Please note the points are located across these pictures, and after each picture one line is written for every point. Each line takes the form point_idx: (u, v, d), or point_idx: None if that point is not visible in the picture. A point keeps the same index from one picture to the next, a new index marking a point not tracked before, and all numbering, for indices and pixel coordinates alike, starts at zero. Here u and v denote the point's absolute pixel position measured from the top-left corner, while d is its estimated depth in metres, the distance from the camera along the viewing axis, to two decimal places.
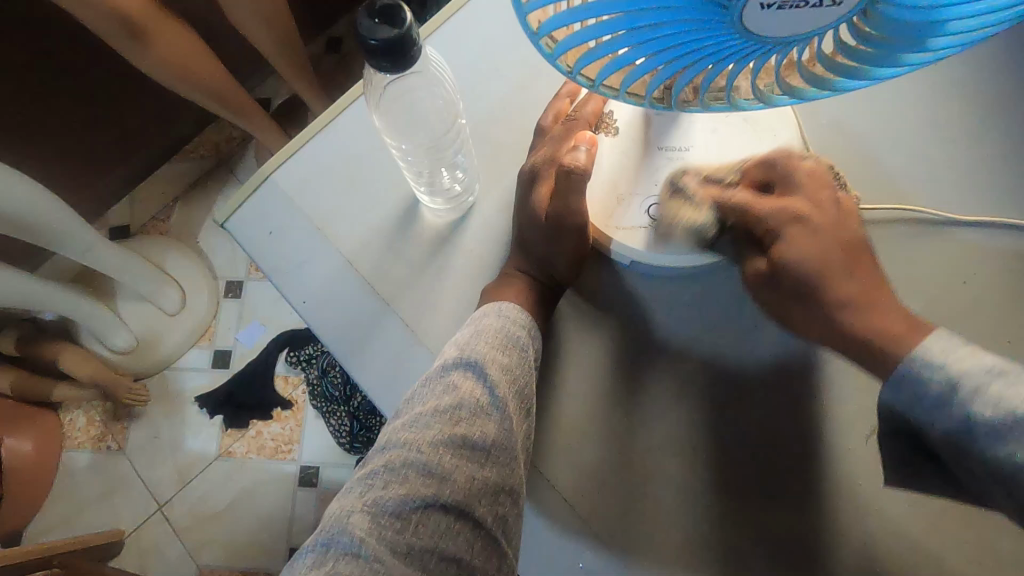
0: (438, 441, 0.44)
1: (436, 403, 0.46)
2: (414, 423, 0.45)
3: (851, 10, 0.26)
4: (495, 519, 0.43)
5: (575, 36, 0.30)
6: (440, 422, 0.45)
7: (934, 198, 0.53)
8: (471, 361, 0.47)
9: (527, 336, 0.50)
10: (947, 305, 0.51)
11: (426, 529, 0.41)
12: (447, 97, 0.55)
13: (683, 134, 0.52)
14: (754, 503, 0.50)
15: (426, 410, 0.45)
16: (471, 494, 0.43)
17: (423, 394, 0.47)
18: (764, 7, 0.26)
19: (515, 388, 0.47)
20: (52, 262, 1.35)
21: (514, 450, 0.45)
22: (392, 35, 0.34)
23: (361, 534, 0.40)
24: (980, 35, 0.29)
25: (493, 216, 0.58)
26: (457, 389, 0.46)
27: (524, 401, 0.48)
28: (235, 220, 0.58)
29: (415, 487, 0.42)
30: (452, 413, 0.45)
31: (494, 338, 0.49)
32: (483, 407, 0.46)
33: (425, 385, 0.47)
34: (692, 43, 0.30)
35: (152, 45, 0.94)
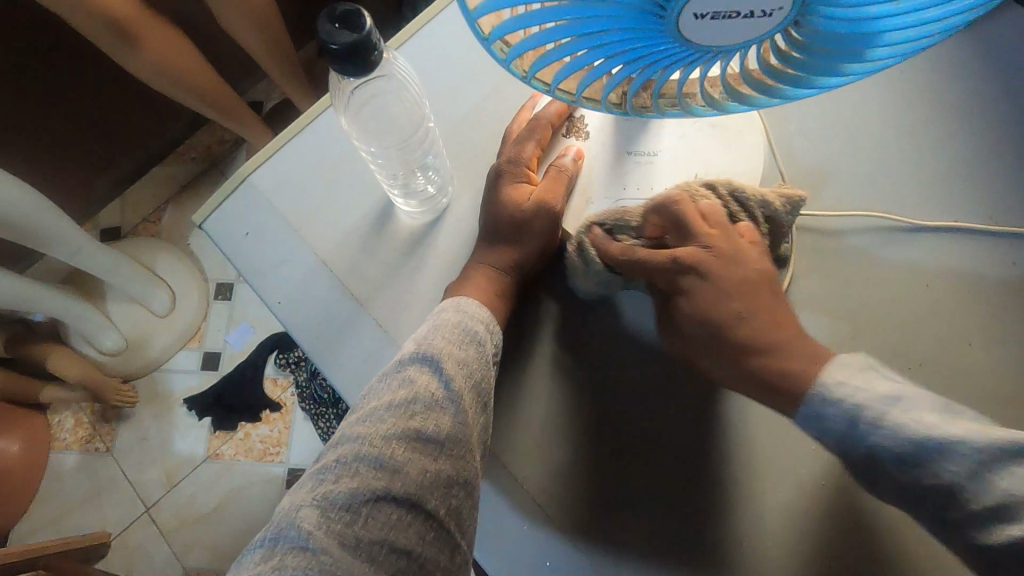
0: (391, 434, 0.44)
1: (391, 397, 0.46)
2: (368, 418, 0.46)
3: (783, 21, 0.27)
4: (448, 511, 0.44)
5: (524, 42, 0.31)
6: (394, 415, 0.45)
7: (900, 204, 0.54)
8: (427, 355, 0.48)
9: (484, 331, 0.51)
10: (910, 308, 0.52)
11: (376, 521, 0.41)
12: (413, 100, 0.57)
13: (652, 138, 0.53)
14: (721, 504, 0.50)
15: (381, 405, 0.46)
16: (423, 486, 0.43)
17: (379, 389, 0.48)
18: (699, 17, 0.27)
19: (471, 382, 0.48)
20: (42, 263, 1.36)
21: (467, 442, 0.46)
22: (351, 40, 0.35)
23: (309, 527, 0.40)
24: (918, 44, 0.30)
25: (467, 218, 0.59)
26: (413, 383, 0.47)
27: (480, 395, 0.49)
28: (212, 222, 0.59)
29: (367, 480, 0.42)
30: (407, 406, 0.46)
31: (451, 333, 0.50)
32: (437, 401, 0.46)
33: (381, 380, 0.48)
34: (638, 49, 0.30)
35: (142, 49, 0.95)
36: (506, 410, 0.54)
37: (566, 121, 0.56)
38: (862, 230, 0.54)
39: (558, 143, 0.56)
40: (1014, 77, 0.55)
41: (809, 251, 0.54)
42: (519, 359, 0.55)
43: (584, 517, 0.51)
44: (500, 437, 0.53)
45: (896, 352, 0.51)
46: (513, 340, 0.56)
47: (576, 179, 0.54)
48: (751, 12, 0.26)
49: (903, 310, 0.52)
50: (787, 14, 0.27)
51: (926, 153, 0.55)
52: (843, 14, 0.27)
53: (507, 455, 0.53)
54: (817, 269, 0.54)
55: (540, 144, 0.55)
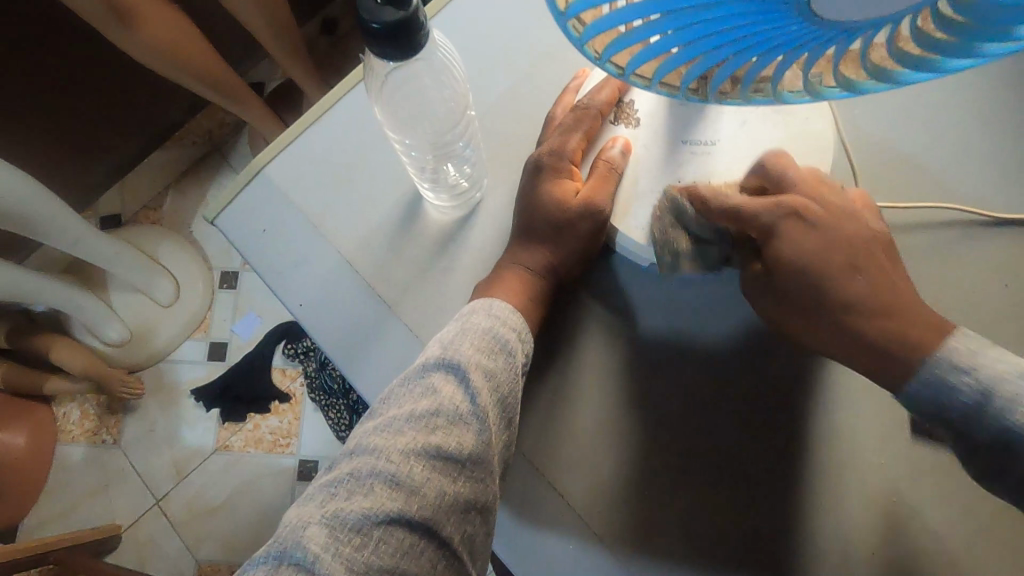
0: (410, 449, 0.41)
1: (412, 408, 0.43)
2: (387, 428, 0.42)
3: None
4: (462, 538, 0.41)
5: (608, 19, 0.26)
6: (414, 429, 0.42)
7: (973, 195, 0.50)
8: (453, 363, 0.44)
9: (516, 339, 0.46)
10: (983, 308, 0.48)
11: (387, 546, 0.38)
12: (457, 89, 0.51)
13: (713, 125, 0.48)
14: (780, 520, 0.46)
15: (401, 415, 0.43)
16: (441, 511, 0.40)
17: (400, 396, 0.44)
18: None
19: (498, 397, 0.44)
20: (42, 252, 1.31)
21: (490, 465, 0.42)
22: (396, 18, 0.29)
23: (316, 549, 0.37)
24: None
25: (500, 214, 0.54)
26: (437, 393, 0.43)
27: (507, 411, 0.44)
28: (226, 216, 0.55)
29: (381, 500, 0.39)
30: (429, 419, 0.42)
31: (480, 340, 0.45)
32: (462, 415, 0.42)
33: (403, 385, 0.44)
34: (740, 30, 0.26)
35: (139, 29, 0.90)
36: (546, 421, 0.50)
37: (614, 107, 0.51)
38: (931, 226, 0.50)
39: (604, 132, 0.51)
40: None
41: None
42: (558, 364, 0.51)
43: (632, 534, 0.47)
44: (539, 450, 0.49)
45: None
46: (550, 344, 0.52)
47: (625, 172, 0.49)
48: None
49: (976, 311, 0.48)
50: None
51: (1000, 139, 0.51)
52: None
53: (548, 469, 0.49)
54: None
55: (584, 136, 0.50)
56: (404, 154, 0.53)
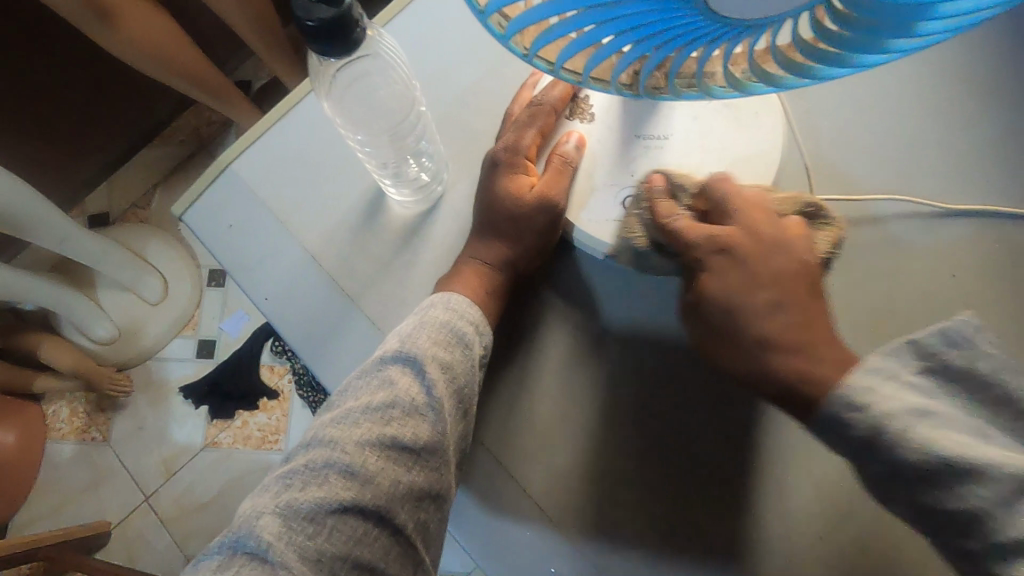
0: (365, 440, 0.42)
1: (368, 400, 0.44)
2: (343, 420, 0.43)
3: None
4: (416, 526, 0.42)
5: (527, 16, 0.27)
6: (370, 420, 0.43)
7: (928, 187, 0.51)
8: (410, 355, 0.45)
9: (474, 332, 0.47)
10: (936, 299, 0.49)
11: (340, 535, 0.39)
12: (403, 82, 0.54)
13: (664, 120, 0.49)
14: (736, 507, 0.47)
15: (357, 407, 0.43)
16: (394, 499, 0.41)
17: (356, 388, 0.45)
18: None
19: (454, 388, 0.45)
20: (31, 251, 1.32)
21: (445, 455, 0.43)
22: (329, 16, 0.30)
23: (270, 538, 0.38)
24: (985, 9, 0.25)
25: (463, 207, 0.55)
26: (393, 386, 0.44)
27: (463, 402, 0.45)
28: (194, 212, 0.56)
29: (335, 490, 0.40)
30: (385, 410, 0.43)
31: (438, 334, 0.46)
32: (417, 407, 0.43)
33: (360, 378, 0.45)
34: (654, 26, 0.27)
35: (121, 28, 0.91)
36: (507, 412, 0.50)
37: (569, 103, 0.52)
38: (887, 218, 0.51)
39: (559, 128, 0.52)
40: None
41: None
42: (520, 355, 0.52)
43: (588, 521, 0.48)
44: (499, 439, 0.50)
45: None
46: (512, 336, 0.52)
47: (578, 167, 0.50)
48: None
49: (930, 301, 0.49)
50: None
51: (955, 132, 0.51)
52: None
53: (509, 460, 0.49)
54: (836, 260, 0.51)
55: (538, 131, 0.51)
56: (359, 150, 0.54)
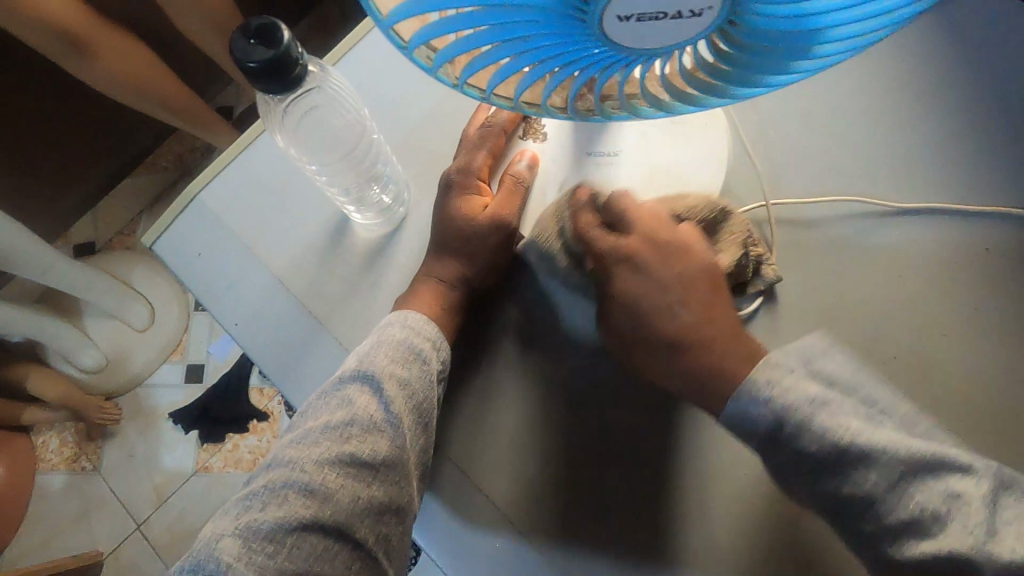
0: (324, 458, 0.43)
1: (327, 419, 0.45)
2: (303, 440, 0.44)
3: (716, 22, 0.26)
4: (378, 539, 0.43)
5: (448, 49, 0.28)
6: (329, 439, 0.44)
7: (873, 190, 0.53)
8: (368, 374, 0.46)
9: (430, 348, 0.49)
10: (887, 299, 0.51)
11: (300, 552, 0.40)
12: (356, 112, 0.56)
13: (613, 136, 0.50)
14: (700, 513, 0.47)
15: (317, 427, 0.45)
16: (354, 514, 0.42)
17: (316, 409, 0.46)
18: (623, 20, 0.25)
19: (413, 403, 0.46)
20: (18, 282, 1.33)
21: (404, 467, 0.44)
22: (269, 56, 0.32)
23: (229, 559, 0.39)
24: (865, 35, 0.28)
25: (425, 229, 0.56)
26: (352, 404, 0.45)
27: (421, 417, 0.46)
28: (163, 242, 0.57)
29: (294, 508, 0.41)
30: (344, 428, 0.44)
31: (394, 351, 0.48)
32: (376, 423, 0.45)
33: (320, 399, 0.47)
34: (568, 52, 0.28)
35: (97, 58, 0.93)
36: (473, 426, 0.51)
37: (521, 124, 0.54)
38: (835, 221, 0.53)
39: (512, 147, 0.54)
40: (985, 57, 0.54)
41: (783, 246, 0.53)
42: (484, 369, 0.52)
43: (556, 530, 0.48)
44: (465, 453, 0.50)
45: (873, 343, 0.50)
46: (476, 351, 0.53)
47: (531, 186, 0.52)
48: (679, 14, 0.25)
49: (881, 301, 0.51)
50: (717, 13, 0.25)
51: (896, 139, 0.54)
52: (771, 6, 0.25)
53: (476, 472, 0.50)
54: (789, 265, 0.52)
55: (490, 152, 0.53)
56: (317, 178, 0.55)
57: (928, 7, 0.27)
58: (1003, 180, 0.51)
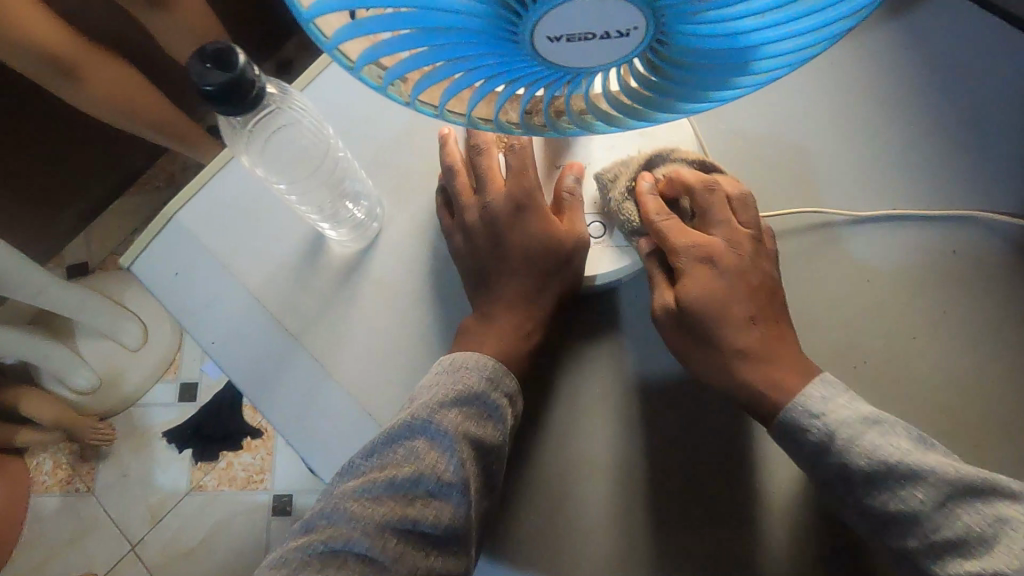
0: (387, 520, 0.41)
1: (395, 474, 0.43)
2: (366, 494, 0.42)
3: (647, 40, 0.27)
4: None
5: (392, 69, 0.29)
6: (394, 498, 0.42)
7: (836, 200, 0.54)
8: (442, 428, 0.44)
9: (503, 403, 0.48)
10: (854, 304, 0.52)
11: None
12: (319, 130, 0.55)
13: (582, 150, 0.54)
14: (673, 519, 0.49)
15: (382, 480, 0.43)
16: None
17: (383, 458, 0.44)
18: (555, 40, 0.26)
19: (480, 467, 0.45)
20: (11, 304, 1.34)
21: (464, 538, 0.43)
22: (224, 80, 0.33)
23: None
24: (793, 52, 0.28)
25: (401, 243, 0.57)
26: (420, 460, 0.43)
27: (484, 479, 0.46)
28: (141, 262, 0.57)
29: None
30: (409, 489, 0.42)
31: (466, 402, 0.46)
32: (444, 488, 0.43)
33: (384, 448, 0.44)
34: (510, 69, 0.29)
35: (86, 83, 0.94)
36: None
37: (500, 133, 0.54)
38: (801, 229, 0.54)
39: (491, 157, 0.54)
40: (945, 71, 0.56)
41: None
42: None
43: (530, 538, 0.50)
44: None
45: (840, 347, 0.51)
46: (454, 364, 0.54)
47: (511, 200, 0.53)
48: (605, 35, 0.26)
49: (848, 307, 0.52)
50: (643, 33, 0.26)
51: (858, 150, 0.55)
52: (689, 21, 0.26)
53: None
54: None
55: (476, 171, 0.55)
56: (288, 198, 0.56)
57: (858, 25, 0.28)
58: (955, 188, 0.54)
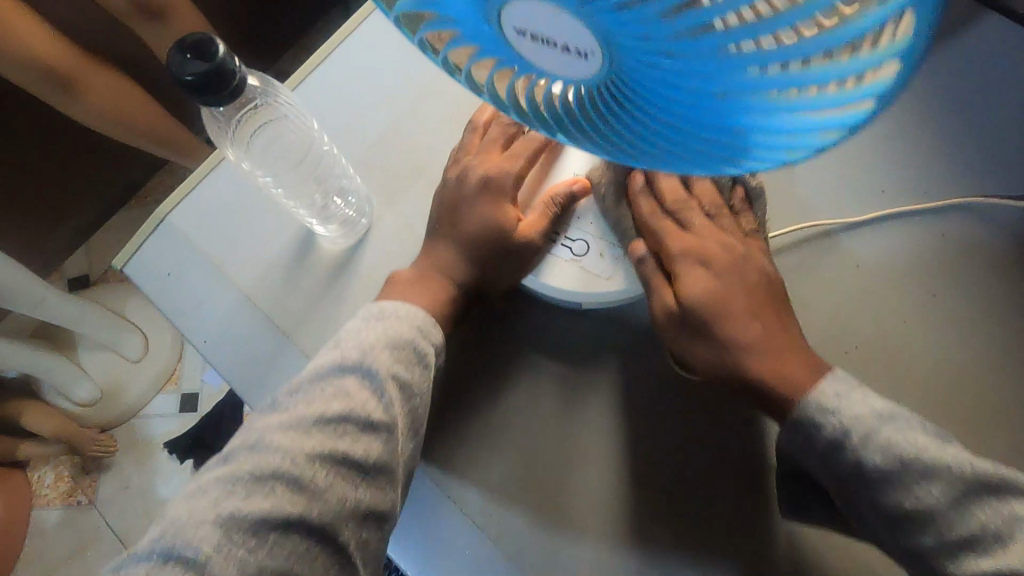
0: (317, 452, 0.42)
1: (323, 410, 0.44)
2: (295, 427, 0.43)
3: (603, 68, 0.30)
4: (360, 545, 0.42)
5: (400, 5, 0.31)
6: (323, 431, 0.43)
7: (821, 193, 0.55)
8: (370, 369, 0.46)
9: (433, 353, 0.49)
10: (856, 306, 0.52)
11: (282, 549, 0.39)
12: (306, 127, 0.57)
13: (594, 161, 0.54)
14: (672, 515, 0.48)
15: (311, 415, 0.44)
16: (340, 516, 0.41)
17: (312, 395, 0.45)
18: (522, 35, 0.29)
19: (410, 408, 0.46)
20: (14, 318, 1.35)
21: (394, 473, 0.44)
22: (206, 69, 0.33)
23: (209, 549, 0.38)
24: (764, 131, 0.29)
25: (390, 240, 0.57)
26: (350, 397, 0.45)
27: (415, 422, 0.46)
28: (133, 263, 0.58)
29: (282, 502, 0.40)
30: (338, 423, 0.44)
31: (395, 347, 0.47)
32: (372, 422, 0.44)
33: (314, 385, 0.46)
34: (490, 43, 0.32)
35: (83, 95, 0.96)
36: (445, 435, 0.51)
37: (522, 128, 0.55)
38: (803, 247, 0.54)
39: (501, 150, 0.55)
40: (933, 60, 0.56)
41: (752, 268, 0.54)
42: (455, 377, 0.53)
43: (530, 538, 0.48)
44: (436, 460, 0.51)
45: (833, 333, 0.51)
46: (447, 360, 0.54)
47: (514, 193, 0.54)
48: (566, 48, 0.29)
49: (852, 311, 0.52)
50: (602, 56, 0.29)
51: (845, 144, 0.56)
52: (644, 67, 0.28)
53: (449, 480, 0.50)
54: None
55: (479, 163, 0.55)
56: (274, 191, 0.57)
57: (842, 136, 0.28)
58: (944, 175, 0.54)
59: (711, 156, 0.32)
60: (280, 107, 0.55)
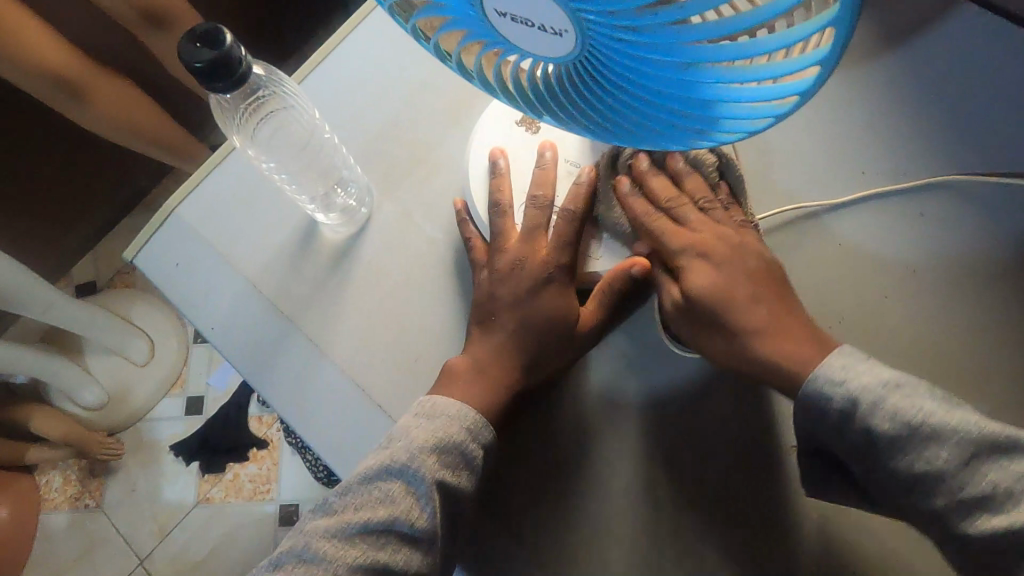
0: (358, 564, 0.42)
1: (367, 517, 0.44)
2: (337, 537, 0.43)
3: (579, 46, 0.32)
4: None
5: None
6: (365, 543, 0.43)
7: (801, 181, 0.57)
8: (414, 470, 0.44)
9: (478, 447, 0.47)
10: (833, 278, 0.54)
11: None
12: (311, 120, 0.59)
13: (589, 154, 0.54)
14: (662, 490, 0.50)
15: (353, 521, 0.44)
16: None
17: (356, 496, 0.45)
18: (504, 16, 0.32)
19: (451, 508, 0.45)
20: (23, 325, 1.37)
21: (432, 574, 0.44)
22: (214, 56, 0.35)
23: None
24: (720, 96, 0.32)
25: (389, 229, 0.59)
26: (394, 503, 0.44)
27: (454, 518, 0.46)
28: (144, 255, 0.60)
29: None
30: (380, 532, 0.43)
31: (442, 447, 0.46)
32: (415, 533, 0.43)
33: (360, 486, 0.45)
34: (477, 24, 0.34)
35: (93, 104, 0.98)
36: None
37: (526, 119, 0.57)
38: (781, 227, 0.56)
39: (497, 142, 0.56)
40: (912, 51, 0.58)
41: None
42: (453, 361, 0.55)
43: (525, 513, 0.51)
44: None
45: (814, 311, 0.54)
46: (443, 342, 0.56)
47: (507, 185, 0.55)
48: (542, 25, 0.31)
49: (829, 282, 0.54)
50: (574, 34, 0.31)
51: (827, 132, 0.58)
52: (611, 39, 0.30)
53: None
54: None
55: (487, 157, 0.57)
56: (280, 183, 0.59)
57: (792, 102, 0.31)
58: (924, 160, 0.55)
59: (679, 120, 0.35)
60: (288, 99, 0.57)
